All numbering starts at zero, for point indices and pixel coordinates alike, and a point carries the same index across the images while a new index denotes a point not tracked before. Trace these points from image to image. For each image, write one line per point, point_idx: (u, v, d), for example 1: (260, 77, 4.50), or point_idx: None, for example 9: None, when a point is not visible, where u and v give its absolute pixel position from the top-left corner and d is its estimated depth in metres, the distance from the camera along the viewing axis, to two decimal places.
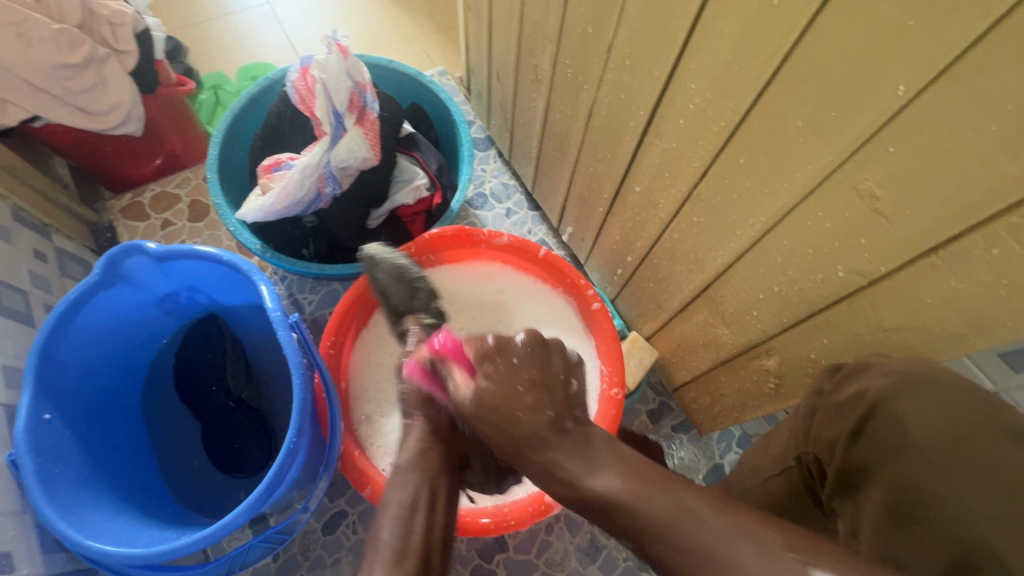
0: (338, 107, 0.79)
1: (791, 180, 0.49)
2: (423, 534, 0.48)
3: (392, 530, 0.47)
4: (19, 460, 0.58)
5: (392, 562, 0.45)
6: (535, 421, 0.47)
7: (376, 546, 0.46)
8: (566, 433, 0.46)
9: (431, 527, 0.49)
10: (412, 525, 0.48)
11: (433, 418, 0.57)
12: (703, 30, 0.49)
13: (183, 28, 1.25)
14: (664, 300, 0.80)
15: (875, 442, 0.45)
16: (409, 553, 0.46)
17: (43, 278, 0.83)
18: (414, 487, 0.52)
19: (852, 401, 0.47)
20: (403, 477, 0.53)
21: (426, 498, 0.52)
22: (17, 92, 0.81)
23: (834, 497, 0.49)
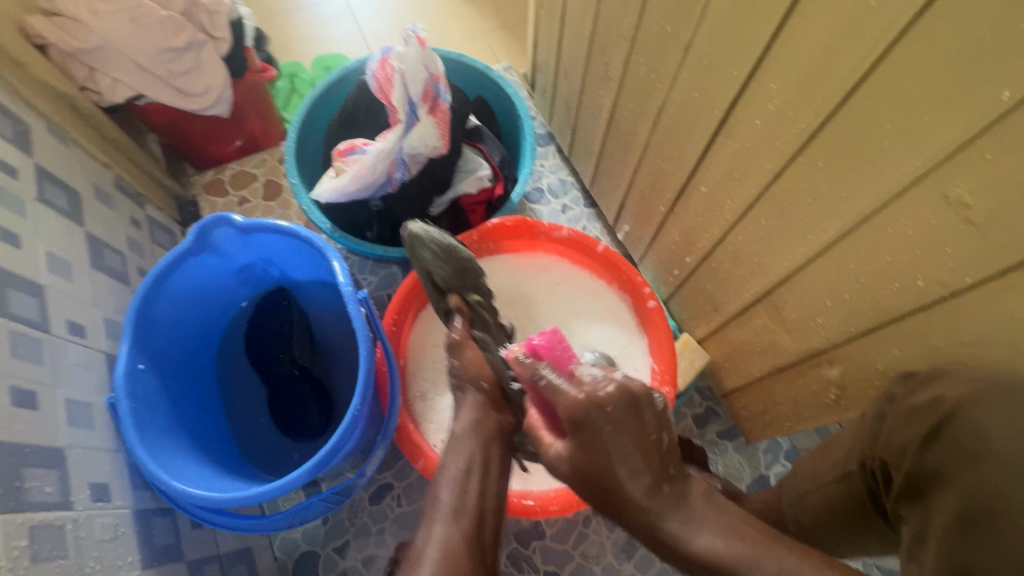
0: (413, 96, 0.82)
1: (874, 186, 0.48)
2: (478, 497, 0.53)
3: (450, 491, 0.53)
4: (118, 403, 0.64)
5: (450, 517, 0.51)
6: (633, 493, 0.44)
7: (439, 505, 0.52)
8: (664, 499, 0.44)
9: (485, 493, 0.54)
10: (467, 489, 0.53)
11: (484, 391, 0.62)
12: (791, 30, 0.49)
13: (267, 18, 1.32)
14: (722, 302, 0.79)
15: (952, 447, 0.44)
16: (465, 511, 0.51)
17: (138, 243, 0.90)
18: (469, 451, 0.56)
19: (928, 407, 0.47)
20: (453, 443, 0.58)
21: (481, 463, 0.56)
22: (127, 73, 0.90)
23: (902, 503, 0.48)
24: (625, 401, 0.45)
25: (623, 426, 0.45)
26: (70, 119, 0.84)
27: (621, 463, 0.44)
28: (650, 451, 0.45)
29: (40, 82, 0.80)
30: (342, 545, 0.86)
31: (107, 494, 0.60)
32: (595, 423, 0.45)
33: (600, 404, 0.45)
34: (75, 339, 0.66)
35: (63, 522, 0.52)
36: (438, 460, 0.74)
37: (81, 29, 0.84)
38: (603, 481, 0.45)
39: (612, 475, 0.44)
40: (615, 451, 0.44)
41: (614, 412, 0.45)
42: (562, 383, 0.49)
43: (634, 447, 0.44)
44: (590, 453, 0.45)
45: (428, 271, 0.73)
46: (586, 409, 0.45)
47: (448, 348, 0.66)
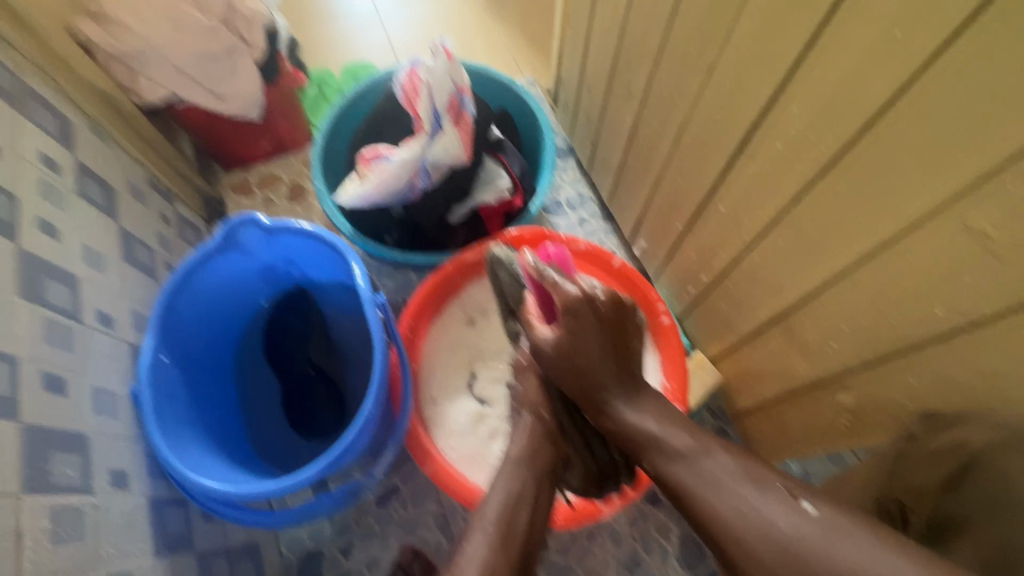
0: (438, 107, 0.84)
1: (894, 213, 0.48)
2: (524, 528, 0.57)
3: (499, 511, 0.57)
4: (141, 392, 0.66)
5: (497, 546, 0.54)
6: (603, 377, 0.60)
7: (485, 522, 0.57)
8: (622, 387, 0.60)
9: (533, 519, 0.59)
10: (516, 518, 0.57)
11: (543, 419, 0.67)
12: (817, 55, 0.49)
13: (299, 26, 1.36)
14: (736, 322, 0.79)
15: (980, 493, 0.48)
16: (513, 537, 0.55)
17: (167, 239, 0.93)
18: (521, 480, 0.62)
19: (947, 450, 0.50)
20: (507, 468, 0.63)
21: (531, 492, 0.61)
22: (166, 75, 0.93)
23: (924, 542, 0.51)
24: (611, 302, 0.63)
25: (603, 321, 0.62)
26: (111, 118, 0.87)
27: (597, 355, 0.61)
28: (615, 325, 0.62)
29: (85, 81, 0.83)
30: (346, 546, 0.86)
31: (125, 482, 0.61)
32: (581, 310, 0.61)
33: (593, 301, 0.62)
34: (104, 329, 0.68)
35: (83, 505, 0.54)
36: (447, 467, 0.75)
37: (126, 32, 0.88)
38: (583, 370, 0.61)
39: (589, 357, 0.61)
40: (590, 335, 0.61)
41: (602, 309, 0.62)
42: (564, 283, 0.63)
43: (598, 328, 0.61)
44: (574, 338, 0.61)
45: (502, 290, 0.77)
46: (581, 302, 0.61)
47: (515, 367, 0.72)
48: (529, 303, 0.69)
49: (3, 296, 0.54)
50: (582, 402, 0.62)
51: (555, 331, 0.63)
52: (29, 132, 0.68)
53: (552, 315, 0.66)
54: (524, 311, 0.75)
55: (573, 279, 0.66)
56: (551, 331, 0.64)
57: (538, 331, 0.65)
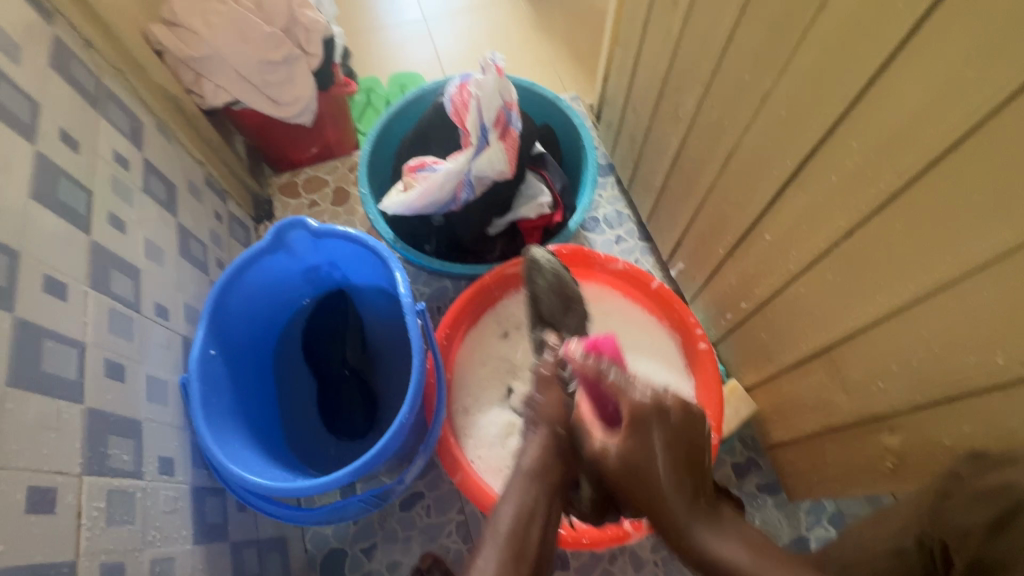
0: (486, 122, 0.85)
1: (954, 254, 0.47)
2: (538, 544, 0.55)
3: (511, 527, 0.56)
4: (191, 383, 0.68)
5: (511, 560, 0.53)
6: (676, 516, 0.54)
7: (497, 537, 0.55)
8: (700, 509, 0.55)
9: (543, 539, 0.56)
10: (529, 533, 0.56)
11: (557, 435, 0.63)
12: (879, 89, 0.48)
13: (351, 34, 1.41)
14: (775, 352, 0.78)
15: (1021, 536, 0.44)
16: (526, 556, 0.54)
17: (218, 237, 0.97)
18: (533, 496, 0.59)
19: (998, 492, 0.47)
20: (518, 480, 0.61)
21: (543, 510, 0.59)
22: (229, 80, 0.98)
23: None
24: (681, 410, 0.56)
25: (675, 436, 0.55)
26: (176, 119, 0.92)
27: (661, 473, 0.54)
28: (688, 433, 0.56)
29: (155, 84, 0.88)
30: (369, 547, 0.88)
31: (171, 469, 0.64)
32: (651, 421, 0.55)
33: (663, 410, 0.55)
34: (160, 321, 0.71)
35: (133, 489, 0.56)
36: (475, 477, 0.75)
37: (196, 39, 0.93)
38: (644, 477, 0.54)
39: (654, 475, 0.54)
40: (658, 447, 0.54)
41: (672, 419, 0.55)
42: (630, 382, 0.57)
43: (667, 445, 0.54)
44: (638, 441, 0.54)
45: (536, 297, 0.79)
46: (651, 411, 0.55)
47: (539, 380, 0.67)
48: (581, 400, 0.62)
49: (78, 286, 0.57)
50: (643, 510, 0.55)
51: (617, 441, 0.56)
52: (104, 130, 0.72)
53: (609, 414, 0.61)
54: (556, 322, 0.78)
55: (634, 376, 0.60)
56: (612, 440, 0.57)
57: (596, 438, 0.58)
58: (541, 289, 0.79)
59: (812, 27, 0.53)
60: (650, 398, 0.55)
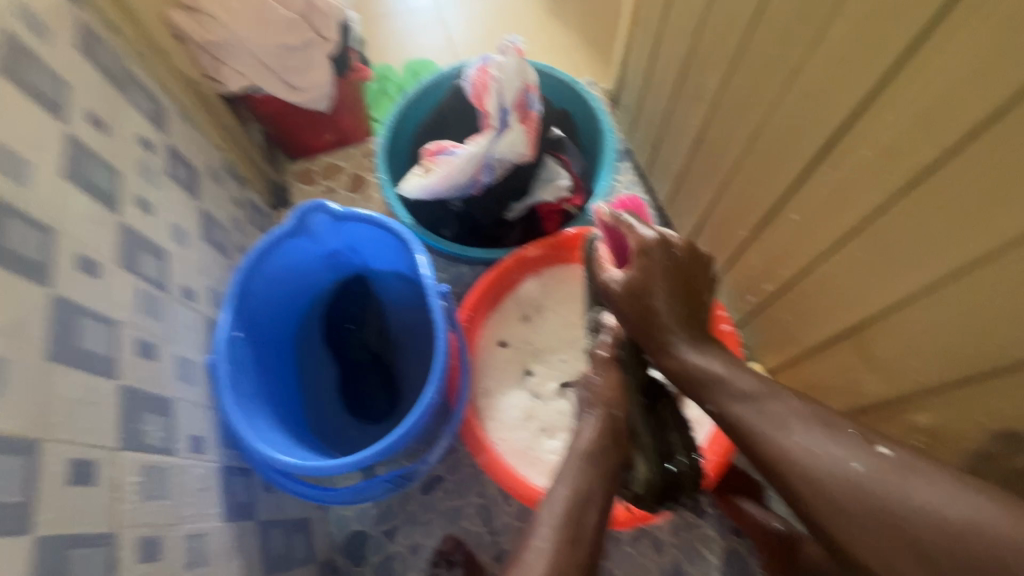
0: (506, 104, 0.85)
1: (994, 228, 0.47)
2: (593, 529, 0.56)
3: (564, 510, 0.56)
4: (218, 364, 0.69)
5: (567, 545, 0.54)
6: (682, 352, 0.62)
7: (551, 518, 0.56)
8: (690, 332, 0.63)
9: (601, 522, 0.57)
10: (583, 519, 0.56)
11: (613, 416, 0.65)
12: (916, 60, 0.47)
13: (365, 21, 1.41)
14: (800, 334, 0.77)
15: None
16: (581, 540, 0.54)
17: (238, 222, 0.97)
18: (589, 480, 0.59)
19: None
20: (572, 464, 0.61)
21: (597, 495, 0.59)
22: (246, 65, 0.98)
23: None
24: (687, 248, 0.65)
25: (677, 267, 0.64)
26: (196, 104, 0.93)
27: (665, 310, 0.63)
28: (688, 268, 0.64)
29: (176, 70, 0.88)
30: (390, 529, 0.88)
31: (202, 447, 0.65)
32: (653, 254, 0.63)
33: (668, 247, 0.64)
34: (186, 303, 0.72)
35: (167, 466, 0.57)
36: (498, 458, 0.75)
37: (214, 24, 0.93)
38: (658, 332, 0.63)
39: (659, 316, 0.63)
40: (659, 279, 0.63)
41: (677, 255, 0.64)
42: (640, 227, 0.65)
43: (669, 278, 0.63)
44: (645, 278, 0.63)
45: (592, 279, 0.74)
46: (654, 244, 0.63)
47: (597, 361, 0.70)
48: (602, 246, 0.72)
49: (109, 265, 0.58)
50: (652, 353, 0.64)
51: (625, 271, 0.66)
52: (129, 114, 0.72)
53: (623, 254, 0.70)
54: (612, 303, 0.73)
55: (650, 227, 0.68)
56: (620, 274, 0.66)
57: (608, 273, 0.68)
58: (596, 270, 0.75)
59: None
60: (650, 236, 0.64)
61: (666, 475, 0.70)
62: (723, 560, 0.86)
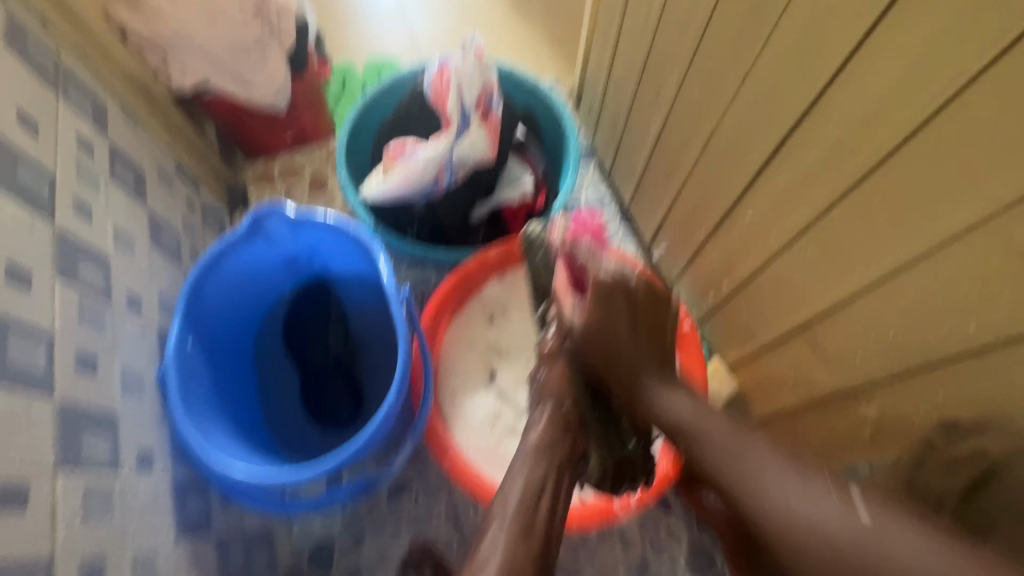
0: (467, 104, 0.84)
1: (931, 227, 0.48)
2: (546, 520, 0.58)
3: (519, 503, 0.59)
4: (167, 375, 0.66)
5: (520, 535, 0.56)
6: (636, 367, 0.63)
7: (506, 513, 0.58)
8: (659, 368, 0.63)
9: (552, 517, 0.59)
10: (536, 512, 0.58)
11: (563, 408, 0.68)
12: (857, 66, 0.49)
13: (324, 17, 1.37)
14: (757, 330, 0.79)
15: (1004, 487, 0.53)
16: (534, 531, 0.56)
17: (191, 225, 0.94)
18: (542, 472, 0.62)
19: (972, 457, 0.53)
20: (526, 458, 0.64)
21: (551, 487, 0.62)
22: (197, 63, 0.94)
23: (960, 510, 0.57)
24: (645, 288, 0.67)
25: (638, 306, 0.66)
26: (143, 103, 0.88)
27: (634, 357, 0.63)
28: (649, 306, 0.66)
29: (120, 67, 0.84)
30: (358, 536, 0.87)
31: (150, 463, 0.62)
32: (614, 292, 0.65)
33: (627, 288, 0.66)
34: (133, 312, 0.69)
35: (110, 484, 0.54)
36: (464, 462, 0.75)
37: (160, 19, 0.89)
38: (613, 358, 0.64)
39: (621, 356, 0.63)
40: (619, 321, 0.64)
41: (636, 294, 0.66)
42: (596, 258, 0.69)
43: (629, 315, 0.65)
44: (605, 316, 0.65)
45: (536, 274, 0.78)
46: (612, 286, 0.65)
47: (540, 356, 0.72)
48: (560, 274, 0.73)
49: (43, 275, 0.55)
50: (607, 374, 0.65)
51: (586, 310, 0.66)
52: (64, 114, 0.69)
53: (580, 285, 0.71)
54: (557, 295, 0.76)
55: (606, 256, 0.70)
56: (579, 308, 0.68)
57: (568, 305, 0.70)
58: (540, 263, 0.77)
59: (791, 5, 0.54)
60: (607, 271, 0.67)
61: (620, 459, 0.70)
62: (689, 552, 0.87)
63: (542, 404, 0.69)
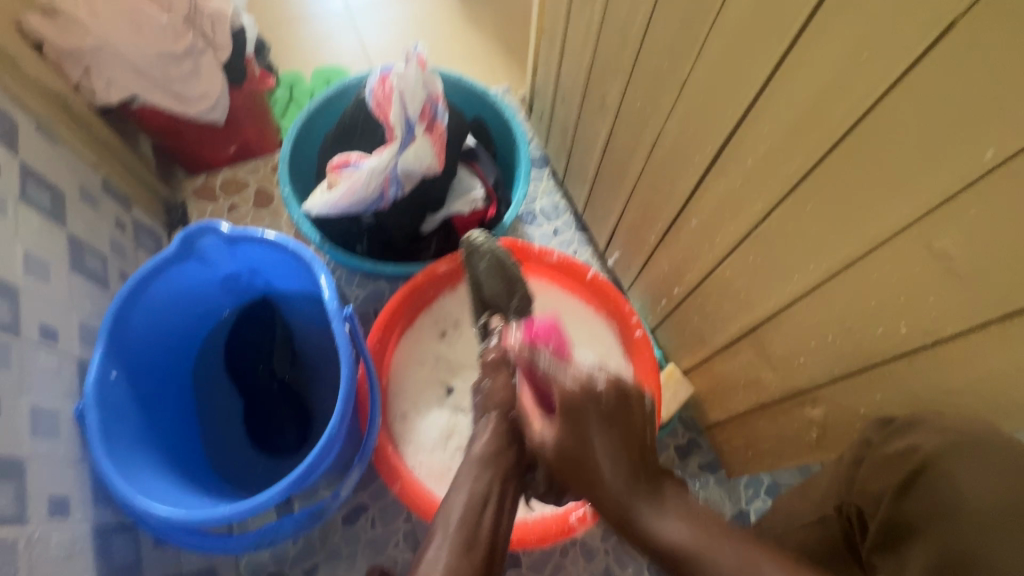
0: (410, 115, 0.82)
1: (860, 232, 0.49)
2: (490, 530, 0.51)
3: (462, 516, 0.52)
4: (86, 412, 0.62)
5: (460, 550, 0.49)
6: (616, 490, 0.51)
7: (448, 525, 0.51)
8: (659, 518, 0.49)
9: (499, 523, 0.52)
10: (480, 520, 0.51)
11: (509, 419, 0.62)
12: (783, 74, 0.50)
13: (269, 27, 1.33)
14: (708, 335, 0.80)
15: (921, 501, 0.44)
16: (478, 544, 0.49)
17: (121, 246, 0.88)
18: (487, 481, 0.56)
19: (902, 456, 0.47)
20: (471, 467, 0.57)
21: (496, 496, 0.55)
22: (123, 75, 0.89)
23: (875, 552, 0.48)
24: (613, 394, 0.56)
25: (612, 416, 0.54)
26: (63, 119, 0.83)
27: (609, 451, 0.52)
28: (621, 411, 0.55)
29: (34, 81, 0.79)
30: (311, 568, 0.83)
31: (66, 509, 0.58)
32: (586, 407, 0.54)
33: (595, 395, 0.55)
34: (48, 344, 0.64)
35: (15, 539, 0.51)
36: (415, 484, 0.72)
37: (79, 29, 0.84)
38: (584, 471, 0.53)
39: (593, 463, 0.52)
40: (593, 437, 0.53)
41: (605, 402, 0.55)
42: (561, 369, 0.58)
43: (609, 429, 0.54)
44: (575, 434, 0.54)
45: (479, 283, 0.80)
46: (582, 398, 0.55)
47: (485, 366, 0.69)
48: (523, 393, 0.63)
49: None
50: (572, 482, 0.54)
51: (557, 429, 0.56)
52: None
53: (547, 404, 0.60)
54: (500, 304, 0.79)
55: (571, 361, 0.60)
56: (550, 429, 0.56)
57: (537, 429, 0.58)
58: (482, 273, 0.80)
59: (720, 15, 0.54)
60: (576, 381, 0.56)
61: None
62: (652, 560, 0.87)
63: (487, 414, 0.63)
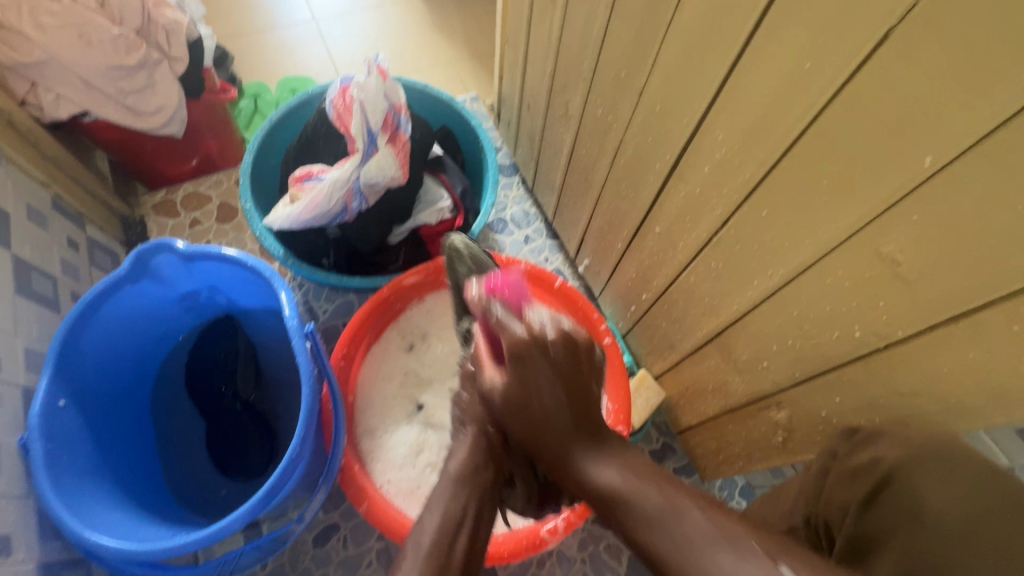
0: (372, 126, 0.81)
1: (813, 237, 0.50)
2: (463, 552, 0.48)
3: (433, 535, 0.48)
4: (31, 443, 0.60)
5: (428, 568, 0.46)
6: (558, 430, 0.46)
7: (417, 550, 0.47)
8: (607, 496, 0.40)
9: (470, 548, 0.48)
10: (452, 544, 0.48)
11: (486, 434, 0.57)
12: (734, 82, 0.50)
13: (231, 37, 1.31)
14: (676, 340, 0.80)
15: (888, 509, 0.44)
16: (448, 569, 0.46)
17: (73, 266, 0.85)
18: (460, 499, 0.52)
19: (867, 467, 0.47)
20: (445, 486, 0.53)
21: (470, 515, 0.51)
22: (73, 89, 0.86)
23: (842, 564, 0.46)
24: (564, 346, 0.48)
25: (558, 366, 0.47)
26: (9, 136, 0.80)
27: (554, 410, 0.46)
28: (571, 366, 0.48)
29: None
30: None
31: (7, 548, 0.56)
32: (530, 353, 0.47)
33: (544, 345, 0.48)
34: None
35: None
36: (383, 504, 0.71)
37: (24, 42, 0.80)
38: (529, 406, 0.47)
39: (542, 413, 0.47)
40: (541, 376, 0.47)
41: (555, 352, 0.48)
42: (509, 320, 0.50)
43: (554, 373, 0.47)
44: (522, 386, 0.48)
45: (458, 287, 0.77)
46: (528, 343, 0.47)
47: (462, 376, 0.62)
48: (477, 339, 0.54)
49: None
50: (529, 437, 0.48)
51: (503, 374, 0.49)
52: None
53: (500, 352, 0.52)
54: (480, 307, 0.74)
55: (524, 310, 0.52)
56: (498, 374, 0.50)
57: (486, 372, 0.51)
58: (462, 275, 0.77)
59: (673, 24, 0.54)
60: (521, 330, 0.48)
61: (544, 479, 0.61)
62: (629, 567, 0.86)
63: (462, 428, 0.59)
